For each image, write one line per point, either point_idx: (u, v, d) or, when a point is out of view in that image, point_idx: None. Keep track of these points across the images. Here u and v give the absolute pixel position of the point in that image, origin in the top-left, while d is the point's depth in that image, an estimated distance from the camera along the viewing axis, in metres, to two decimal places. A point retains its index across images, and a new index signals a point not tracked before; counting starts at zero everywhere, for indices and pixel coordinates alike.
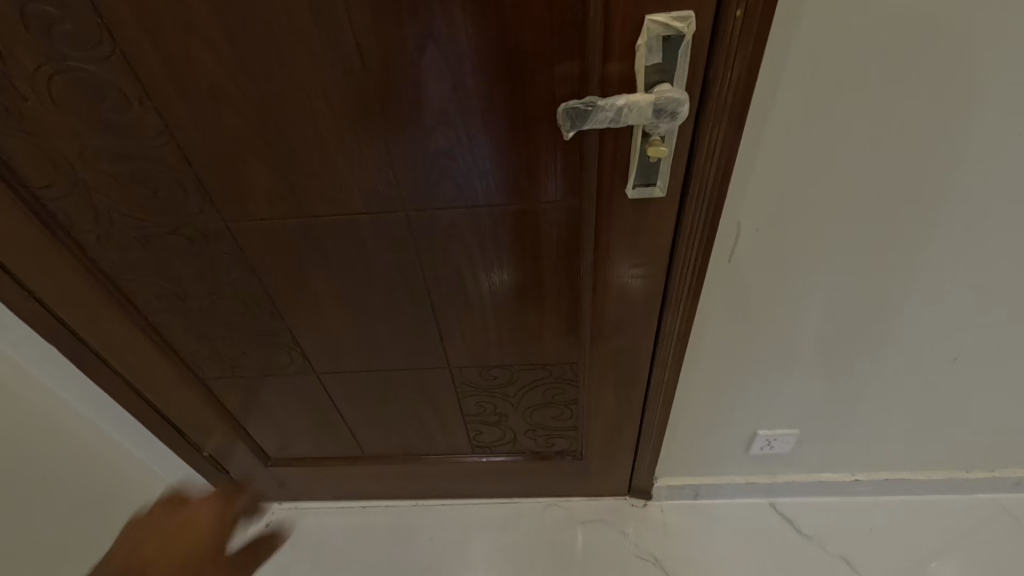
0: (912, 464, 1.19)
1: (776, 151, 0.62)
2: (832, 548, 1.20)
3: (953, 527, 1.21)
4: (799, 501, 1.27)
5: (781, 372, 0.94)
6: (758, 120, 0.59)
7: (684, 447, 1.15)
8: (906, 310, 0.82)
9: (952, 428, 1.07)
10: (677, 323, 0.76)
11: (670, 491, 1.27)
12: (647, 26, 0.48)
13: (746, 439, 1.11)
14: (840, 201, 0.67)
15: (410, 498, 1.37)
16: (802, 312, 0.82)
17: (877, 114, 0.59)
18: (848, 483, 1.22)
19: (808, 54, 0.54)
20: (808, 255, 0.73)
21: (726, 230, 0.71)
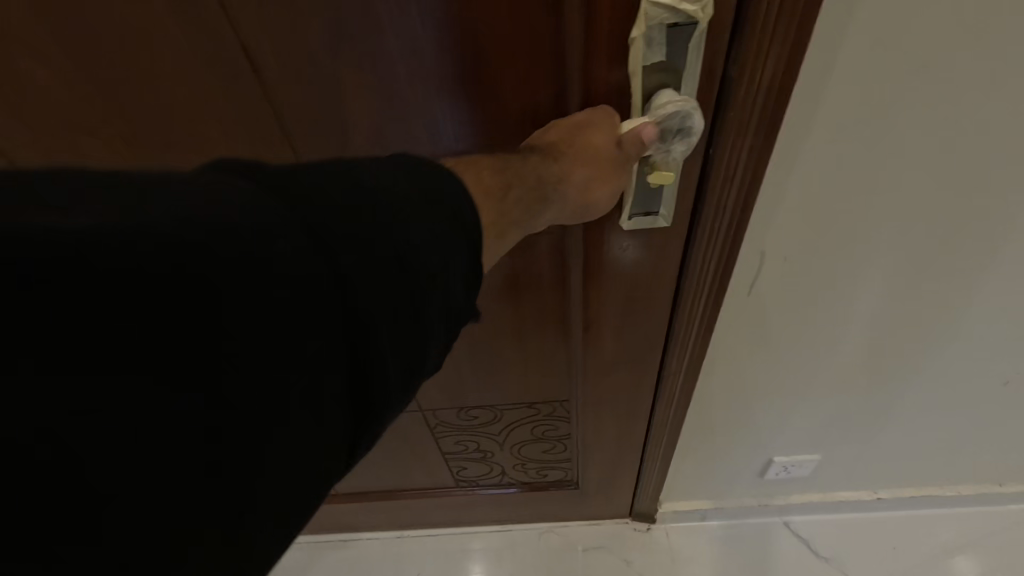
0: (937, 479, 1.10)
1: (809, 170, 0.52)
2: (853, 572, 1.12)
3: (981, 546, 1.13)
4: (815, 519, 1.17)
5: (798, 395, 0.85)
6: (790, 136, 0.49)
7: (691, 470, 1.05)
8: (942, 326, 0.72)
9: (983, 441, 0.98)
10: (684, 359, 0.67)
11: (675, 514, 1.17)
12: (644, 10, 0.37)
13: (760, 465, 1.04)
14: (881, 220, 0.57)
15: (395, 529, 1.26)
16: (825, 335, 0.73)
17: (933, 124, 0.48)
18: (869, 501, 1.13)
19: (857, 56, 0.44)
20: (836, 278, 0.64)
21: (746, 260, 0.61)
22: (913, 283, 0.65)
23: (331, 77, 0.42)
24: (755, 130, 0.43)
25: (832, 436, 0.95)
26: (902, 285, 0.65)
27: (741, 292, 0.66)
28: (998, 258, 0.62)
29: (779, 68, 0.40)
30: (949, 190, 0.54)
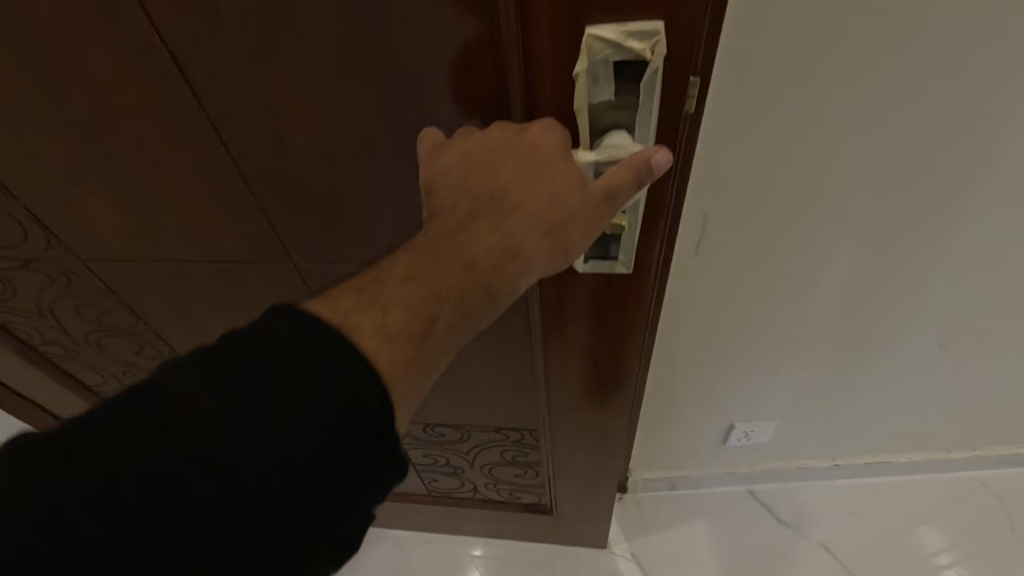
0: (892, 448, 1.16)
1: (742, 140, 0.60)
2: (813, 534, 1.17)
3: (939, 522, 1.17)
4: (776, 487, 1.22)
5: (752, 363, 0.94)
6: (723, 116, 0.58)
7: (661, 434, 1.11)
8: (880, 289, 0.80)
9: (931, 404, 1.05)
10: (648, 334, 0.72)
11: (645, 484, 1.22)
12: (588, 43, 0.36)
13: (722, 431, 1.09)
14: (814, 189, 0.65)
15: None
16: (771, 300, 0.82)
17: (848, 107, 0.56)
18: (826, 468, 1.19)
19: (771, 47, 0.52)
20: (778, 240, 0.72)
21: (690, 221, 0.70)
22: (851, 239, 0.72)
23: (275, 93, 0.42)
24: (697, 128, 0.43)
25: (788, 400, 1.02)
26: (842, 239, 0.72)
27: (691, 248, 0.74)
28: (926, 212, 0.68)
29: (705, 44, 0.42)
30: (870, 163, 0.62)
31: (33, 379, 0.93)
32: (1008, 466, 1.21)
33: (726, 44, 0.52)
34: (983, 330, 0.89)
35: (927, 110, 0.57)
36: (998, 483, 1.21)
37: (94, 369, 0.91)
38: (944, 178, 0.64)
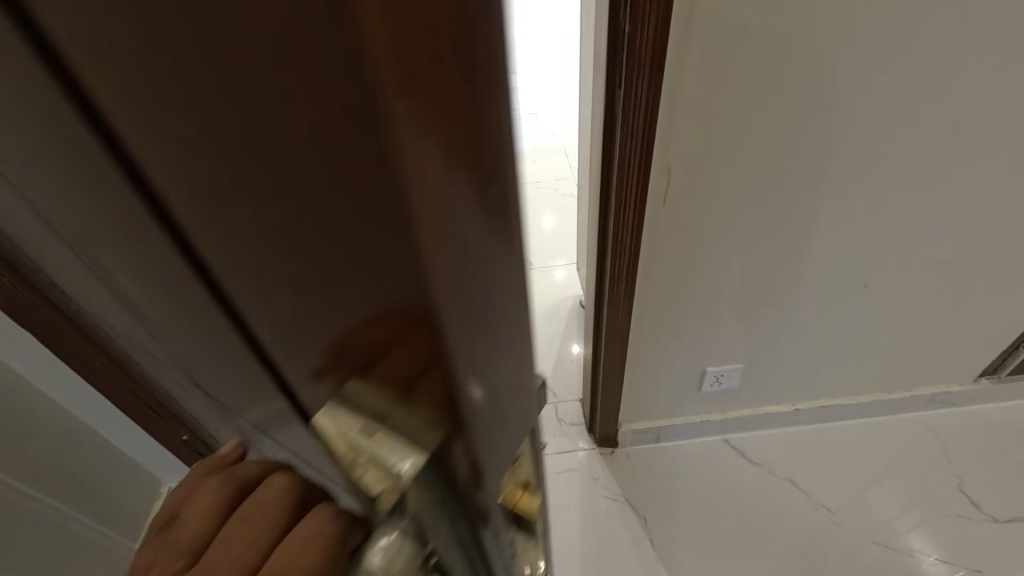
0: (843, 391, 1.35)
1: (695, 104, 0.75)
2: (780, 471, 1.35)
3: (893, 469, 1.34)
4: (749, 435, 1.41)
5: (707, 319, 1.11)
6: (676, 84, 0.73)
7: (644, 388, 1.27)
8: (811, 242, 0.99)
9: (871, 346, 1.23)
10: (623, 263, 0.93)
11: (634, 435, 1.39)
12: (322, 424, 0.21)
13: (697, 377, 1.25)
14: (750, 148, 0.82)
15: None
16: (723, 256, 0.99)
17: (767, 78, 0.74)
18: (790, 413, 1.38)
19: (711, 26, 0.68)
20: (726, 196, 0.88)
21: (658, 174, 0.83)
22: (774, 192, 0.89)
23: (77, 283, 0.37)
24: (505, 528, 0.32)
25: (748, 347, 1.19)
26: (768, 193, 0.89)
27: (660, 206, 0.88)
28: (833, 162, 0.87)
29: (655, 43, 0.65)
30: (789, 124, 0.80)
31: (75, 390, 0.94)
32: (945, 406, 1.41)
33: (676, 28, 0.68)
34: (895, 279, 1.09)
35: (824, 76, 0.76)
36: (936, 422, 1.40)
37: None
38: (844, 134, 0.83)
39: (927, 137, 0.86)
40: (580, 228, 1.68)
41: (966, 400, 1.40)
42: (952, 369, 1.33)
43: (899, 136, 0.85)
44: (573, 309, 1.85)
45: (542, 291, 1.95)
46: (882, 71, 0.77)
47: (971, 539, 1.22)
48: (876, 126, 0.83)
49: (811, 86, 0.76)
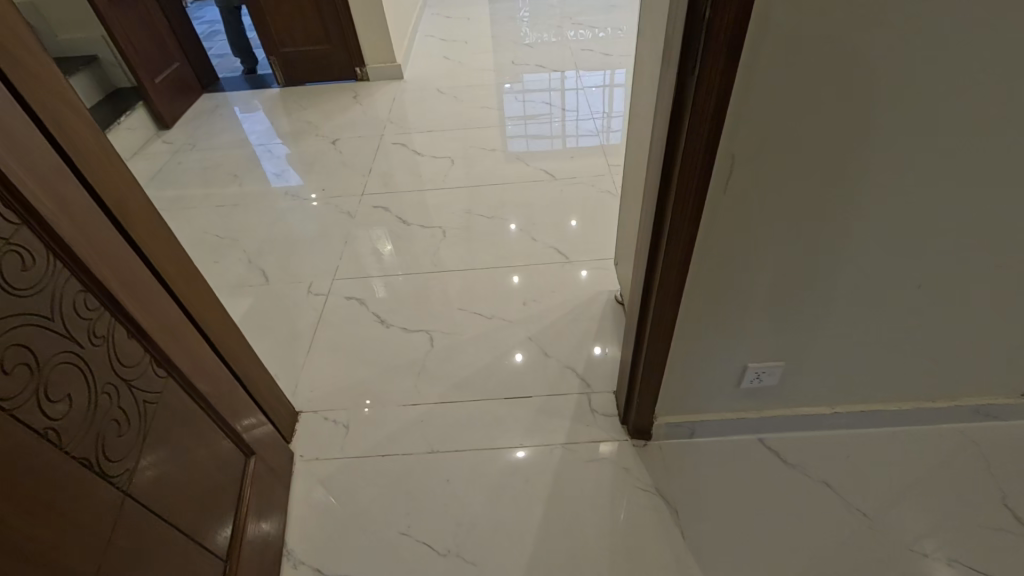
0: (883, 398, 1.35)
1: (762, 92, 0.76)
2: (816, 474, 1.35)
3: (932, 479, 1.33)
4: (784, 435, 1.41)
5: (754, 315, 1.11)
6: (746, 71, 0.73)
7: (683, 383, 1.27)
8: (867, 244, 0.99)
9: (915, 353, 1.23)
10: (677, 249, 0.94)
11: (667, 428, 1.39)
12: None
13: (737, 373, 1.24)
14: (817, 143, 0.83)
15: (426, 446, 1.49)
16: (776, 252, 0.99)
17: (845, 71, 0.75)
18: (827, 416, 1.37)
19: (792, 15, 0.68)
20: (788, 191, 0.89)
21: (720, 161, 0.83)
22: (836, 190, 0.90)
23: None
24: None
25: (791, 346, 1.19)
26: (827, 187, 0.89)
27: (720, 196, 0.88)
28: (898, 160, 0.86)
29: (732, 28, 0.67)
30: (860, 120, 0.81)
31: (196, 306, 1.12)
32: (987, 419, 1.39)
33: (756, 11, 0.68)
34: (949, 286, 1.08)
35: (899, 74, 0.76)
36: (979, 434, 1.39)
37: (129, 363, 0.86)
38: (912, 135, 0.83)
39: (997, 138, 0.85)
40: (623, 223, 1.69)
41: (1011, 414, 1.39)
42: (997, 381, 1.31)
43: (968, 135, 0.84)
44: (608, 305, 1.86)
45: (575, 286, 1.95)
46: (958, 72, 0.77)
47: (1005, 552, 1.20)
48: (944, 124, 0.83)
49: (886, 83, 0.77)
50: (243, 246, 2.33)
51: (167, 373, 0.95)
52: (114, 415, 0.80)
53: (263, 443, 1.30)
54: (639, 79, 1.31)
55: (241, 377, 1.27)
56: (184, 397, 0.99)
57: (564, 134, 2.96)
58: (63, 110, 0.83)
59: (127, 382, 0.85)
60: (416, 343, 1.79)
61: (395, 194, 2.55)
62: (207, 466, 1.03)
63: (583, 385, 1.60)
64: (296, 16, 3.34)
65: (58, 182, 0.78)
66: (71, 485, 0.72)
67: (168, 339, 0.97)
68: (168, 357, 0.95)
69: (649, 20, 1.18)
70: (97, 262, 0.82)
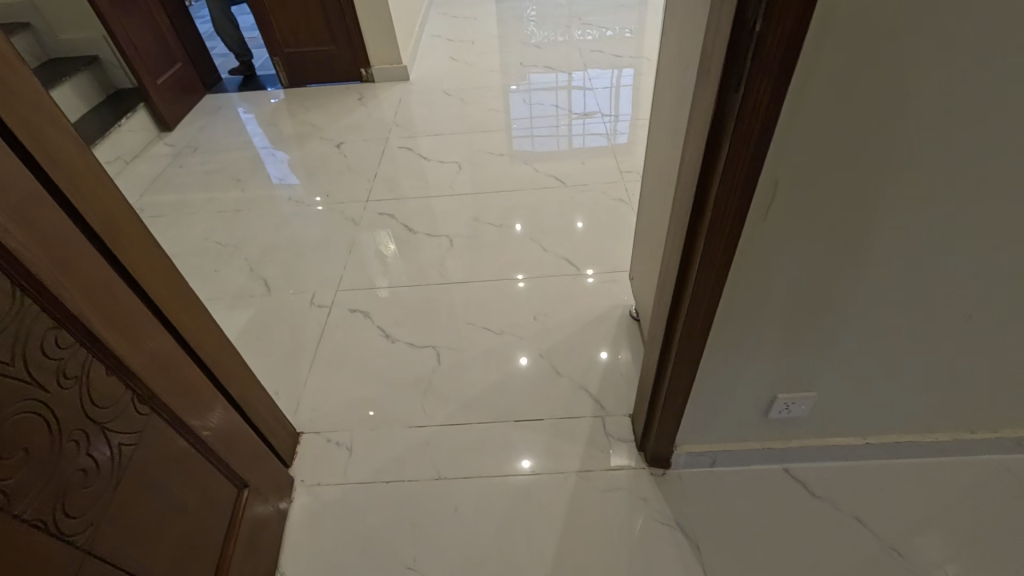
0: (919, 429, 1.27)
1: (814, 115, 0.68)
2: (846, 508, 1.28)
3: (971, 515, 1.25)
4: (811, 465, 1.34)
5: (786, 345, 1.04)
6: (798, 92, 0.66)
7: (707, 411, 1.20)
8: (917, 274, 0.92)
9: (956, 385, 1.15)
10: (709, 277, 0.87)
11: (688, 457, 1.32)
12: None
13: (765, 403, 1.17)
14: (870, 170, 0.75)
15: (433, 471, 1.42)
16: (816, 281, 0.91)
17: (908, 93, 0.67)
18: (858, 446, 1.30)
19: (854, 31, 0.61)
20: (834, 219, 0.82)
21: (762, 187, 0.76)
22: (886, 219, 0.82)
23: None
24: None
25: (826, 376, 1.11)
26: (878, 217, 0.82)
27: (758, 225, 0.81)
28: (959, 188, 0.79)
29: (785, 46, 0.60)
30: (919, 146, 0.73)
31: (193, 332, 1.06)
32: None
33: (814, 29, 0.61)
34: (1000, 317, 1.01)
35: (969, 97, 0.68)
36: (1018, 466, 1.31)
37: (105, 403, 0.81)
38: (976, 162, 0.76)
39: None
40: (640, 237, 1.61)
41: None
42: None
43: None
44: (622, 320, 1.79)
45: (587, 299, 1.88)
46: None
47: None
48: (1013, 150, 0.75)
49: (953, 106, 0.69)
50: (245, 254, 2.27)
51: (149, 410, 0.90)
52: (81, 464, 0.75)
53: (258, 471, 1.24)
54: (663, 90, 1.23)
55: (239, 403, 1.22)
56: (169, 431, 0.94)
57: (570, 134, 2.91)
58: (53, 134, 0.78)
59: (101, 425, 0.79)
60: (422, 359, 1.72)
61: (400, 200, 2.48)
62: (189, 506, 0.98)
63: (598, 407, 1.53)
64: (300, 16, 3.27)
65: (33, 209, 0.72)
66: (24, 546, 0.67)
67: (153, 372, 0.91)
68: (151, 393, 0.90)
69: (675, 28, 1.10)
70: (79, 297, 0.77)
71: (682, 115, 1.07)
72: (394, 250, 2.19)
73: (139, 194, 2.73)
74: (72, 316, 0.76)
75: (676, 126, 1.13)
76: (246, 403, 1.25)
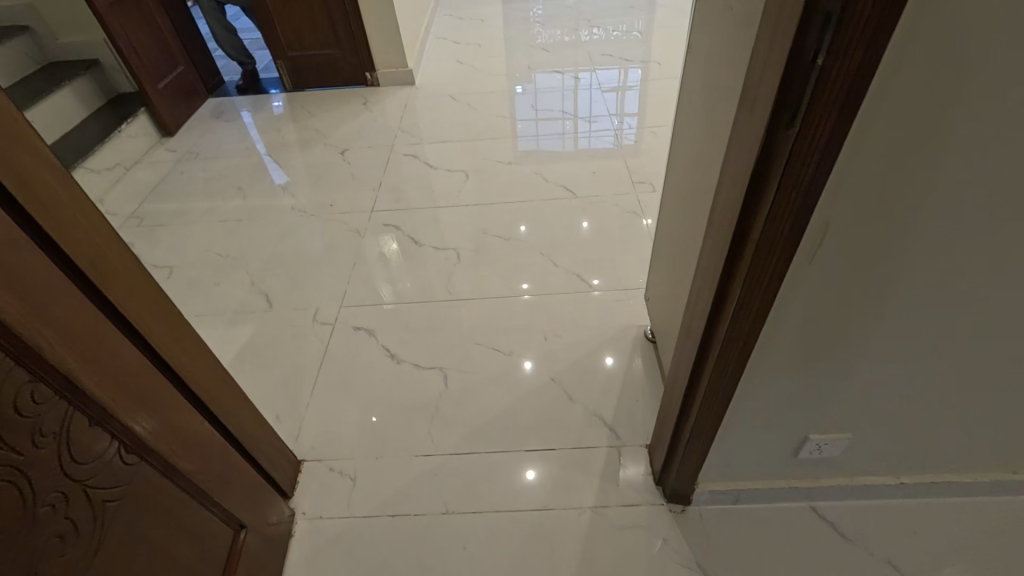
0: (956, 470, 1.20)
1: (873, 157, 0.62)
2: (877, 552, 1.21)
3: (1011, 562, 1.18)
4: (840, 504, 1.27)
5: (822, 388, 0.98)
6: (858, 134, 0.59)
7: (733, 451, 1.14)
8: (970, 320, 0.85)
9: (1000, 428, 1.08)
10: (746, 321, 0.81)
11: (710, 495, 1.26)
12: None
13: (796, 443, 1.11)
14: (931, 216, 0.68)
15: (441, 505, 1.36)
16: (860, 326, 0.85)
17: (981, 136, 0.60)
18: (891, 486, 1.23)
19: (927, 70, 0.54)
20: (886, 266, 0.75)
21: (811, 231, 0.69)
22: (942, 266, 0.75)
23: None
24: None
25: (862, 418, 1.05)
26: (934, 264, 0.75)
27: (802, 270, 0.75)
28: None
29: (849, 82, 0.53)
30: (987, 192, 0.66)
31: (190, 369, 1.01)
32: None
33: (882, 65, 0.54)
34: None
35: None
36: None
37: (88, 458, 0.75)
38: None
39: None
40: (658, 257, 1.54)
41: None
42: None
43: None
44: (637, 342, 1.72)
45: (600, 318, 1.81)
46: None
47: None
48: None
49: None
50: (246, 266, 2.21)
51: (139, 459, 0.84)
52: (57, 530, 0.71)
53: (256, 508, 1.18)
54: (688, 109, 1.17)
55: (238, 437, 1.16)
56: (160, 478, 0.89)
57: (577, 132, 2.90)
58: (36, 168, 0.72)
59: (81, 483, 0.74)
60: (429, 382, 1.66)
61: (406, 210, 2.41)
62: (179, 557, 0.92)
63: (612, 437, 1.46)
64: (305, 19, 3.21)
65: (6, 255, 0.66)
66: None
67: (143, 418, 0.85)
68: (140, 441, 0.84)
69: (703, 46, 1.03)
70: (59, 348, 0.71)
71: (712, 140, 1.00)
72: (395, 249, 2.19)
73: (139, 202, 2.67)
74: (49, 369, 0.70)
75: (704, 151, 1.06)
76: (246, 436, 1.19)
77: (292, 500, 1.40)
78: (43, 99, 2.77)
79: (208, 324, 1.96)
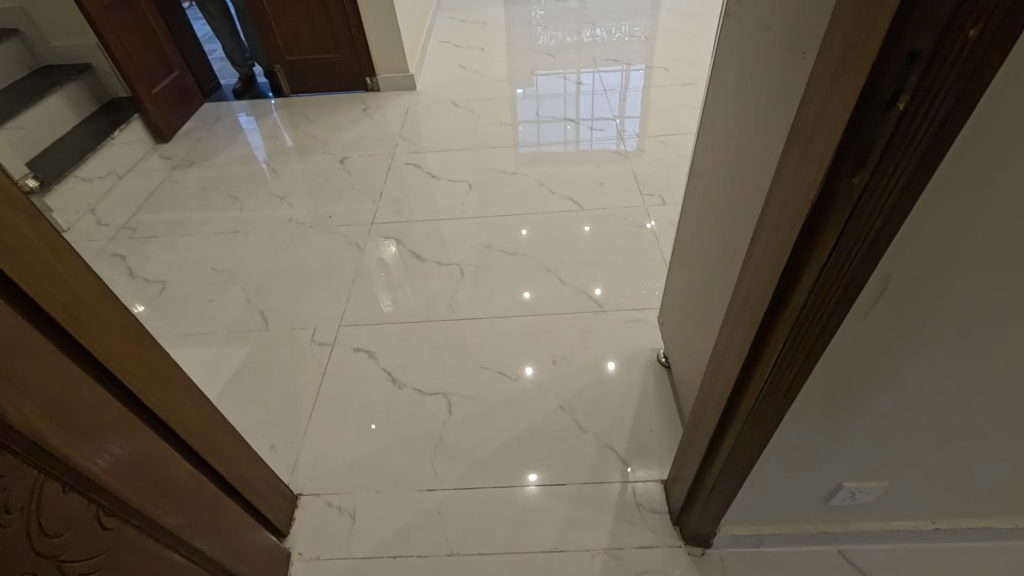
0: (996, 516, 1.12)
1: (950, 210, 0.54)
2: None
3: None
4: (870, 547, 1.20)
5: (863, 437, 0.90)
6: (937, 184, 0.52)
7: (761, 496, 1.07)
8: None
9: None
10: (789, 373, 0.74)
11: (733, 538, 1.19)
12: None
13: (829, 490, 1.04)
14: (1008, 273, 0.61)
15: (445, 546, 1.29)
16: (913, 379, 0.77)
17: None
18: (925, 530, 1.15)
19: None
20: (950, 323, 0.67)
21: (871, 284, 0.62)
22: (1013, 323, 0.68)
23: None
24: None
25: (901, 467, 0.98)
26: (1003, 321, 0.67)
27: (855, 323, 0.67)
28: None
29: (935, 131, 0.46)
30: None
31: (175, 412, 0.93)
32: None
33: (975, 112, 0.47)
34: None
35: None
36: None
37: (63, 530, 0.68)
38: None
39: None
40: (674, 281, 1.47)
41: None
42: None
43: None
44: (649, 366, 1.64)
45: (611, 340, 1.74)
46: None
47: None
48: None
49: None
50: (242, 281, 2.13)
51: (119, 521, 0.77)
52: None
53: (249, 555, 1.11)
54: (714, 130, 1.09)
55: (230, 480, 1.09)
56: (143, 538, 0.81)
57: (580, 139, 2.82)
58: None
59: (52, 558, 0.67)
60: (432, 409, 1.58)
61: (408, 223, 2.34)
62: None
63: (626, 471, 1.39)
64: (302, 23, 3.14)
65: None
66: None
67: (123, 476, 0.78)
68: (119, 502, 0.76)
69: (734, 65, 0.96)
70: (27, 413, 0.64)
71: (744, 168, 0.92)
72: (394, 252, 2.18)
73: (132, 212, 2.60)
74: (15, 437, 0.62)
75: (733, 178, 0.99)
76: (238, 477, 1.12)
77: (288, 540, 1.32)
78: (34, 105, 2.68)
79: (203, 344, 1.89)
